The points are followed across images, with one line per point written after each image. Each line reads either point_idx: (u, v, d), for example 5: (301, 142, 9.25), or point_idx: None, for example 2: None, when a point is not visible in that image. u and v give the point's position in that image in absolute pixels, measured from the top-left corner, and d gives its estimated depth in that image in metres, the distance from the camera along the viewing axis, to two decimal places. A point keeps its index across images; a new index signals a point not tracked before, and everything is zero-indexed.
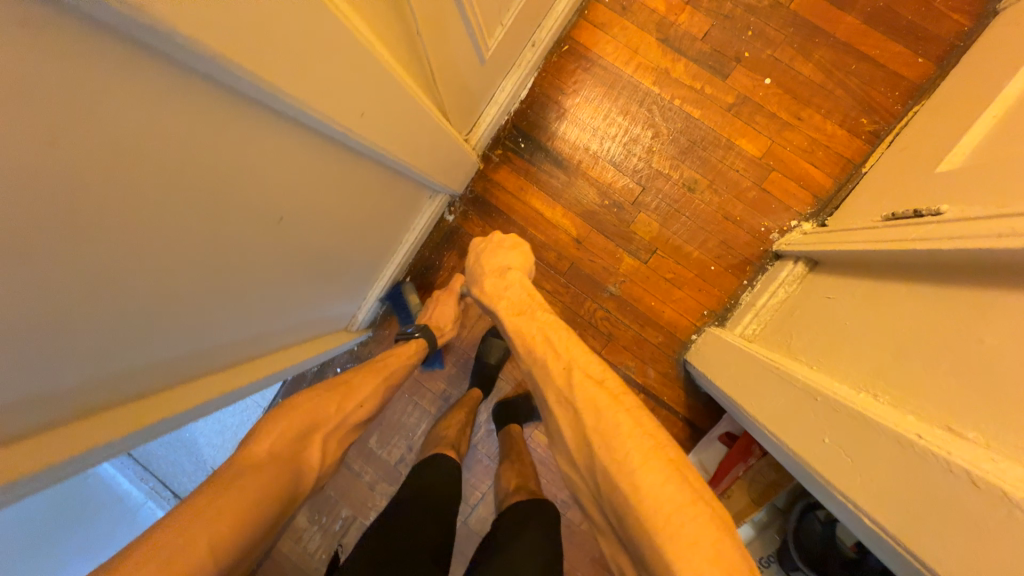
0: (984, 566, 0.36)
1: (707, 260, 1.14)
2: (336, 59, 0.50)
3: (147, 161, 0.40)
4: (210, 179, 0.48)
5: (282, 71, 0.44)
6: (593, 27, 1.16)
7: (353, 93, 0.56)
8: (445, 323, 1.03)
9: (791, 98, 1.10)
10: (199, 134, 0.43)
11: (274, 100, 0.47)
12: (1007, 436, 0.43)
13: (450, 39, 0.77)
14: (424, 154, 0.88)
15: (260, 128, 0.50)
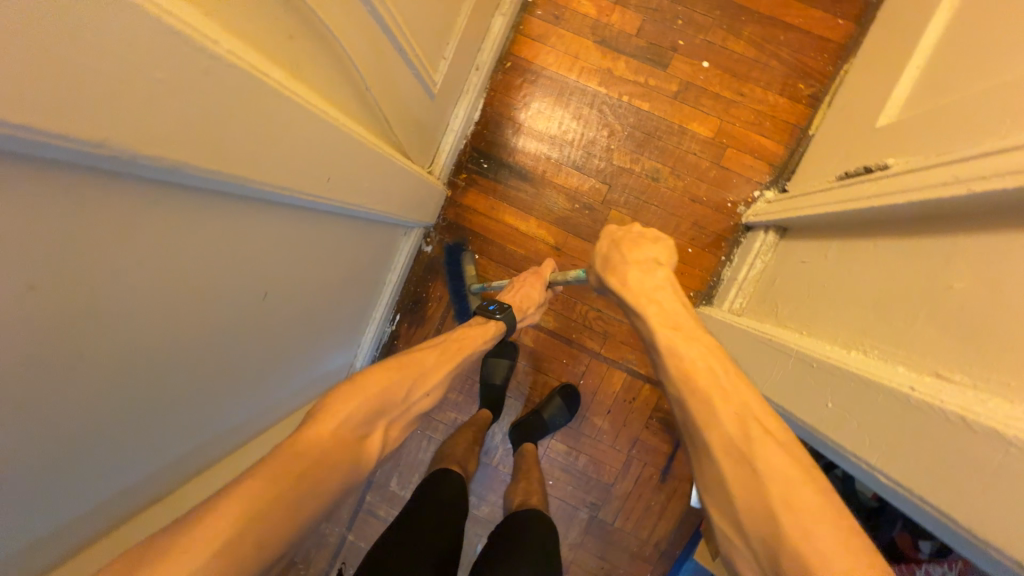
0: (990, 504, 0.39)
1: (684, 244, 1.17)
2: (295, 137, 0.50)
3: (129, 278, 0.41)
4: (190, 278, 0.49)
5: (244, 163, 0.45)
6: (530, 40, 1.18)
7: (315, 162, 0.56)
8: (533, 305, 0.95)
9: (731, 77, 1.13)
10: (176, 241, 0.44)
11: (239, 189, 0.47)
12: (992, 376, 0.46)
13: (398, 84, 0.77)
14: (394, 197, 0.88)
15: (231, 218, 0.51)
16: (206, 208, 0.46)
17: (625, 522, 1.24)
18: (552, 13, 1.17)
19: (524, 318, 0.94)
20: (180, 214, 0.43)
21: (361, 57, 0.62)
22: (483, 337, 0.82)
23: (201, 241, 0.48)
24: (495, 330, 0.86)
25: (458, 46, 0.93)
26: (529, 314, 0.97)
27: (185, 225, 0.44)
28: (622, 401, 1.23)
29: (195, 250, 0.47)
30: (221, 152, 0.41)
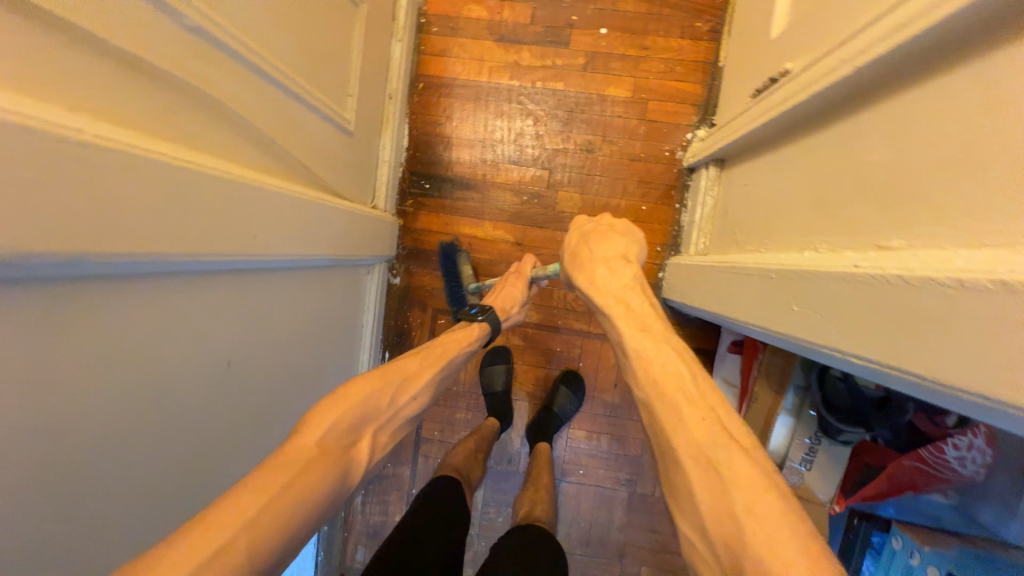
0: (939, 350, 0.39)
1: (637, 204, 1.19)
2: (199, 202, 0.51)
3: (70, 371, 0.43)
4: (130, 360, 0.49)
5: (151, 236, 0.46)
6: (434, 57, 1.20)
7: (235, 223, 0.58)
8: (512, 304, 0.94)
9: (632, 34, 1.15)
10: (110, 328, 0.47)
11: (155, 264, 0.49)
12: (924, 231, 0.46)
13: (309, 131, 0.79)
14: (339, 238, 0.90)
15: (159, 294, 0.52)
16: (133, 291, 0.48)
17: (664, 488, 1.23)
18: (448, 26, 1.20)
19: (508, 316, 0.93)
20: (104, 300, 0.45)
21: (257, 114, 0.64)
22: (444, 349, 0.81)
23: (139, 324, 0.50)
24: (478, 330, 0.85)
25: (362, 81, 0.95)
26: (513, 311, 0.96)
27: (116, 309, 0.47)
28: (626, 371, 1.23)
29: (135, 333, 0.49)
30: (123, 234, 0.43)
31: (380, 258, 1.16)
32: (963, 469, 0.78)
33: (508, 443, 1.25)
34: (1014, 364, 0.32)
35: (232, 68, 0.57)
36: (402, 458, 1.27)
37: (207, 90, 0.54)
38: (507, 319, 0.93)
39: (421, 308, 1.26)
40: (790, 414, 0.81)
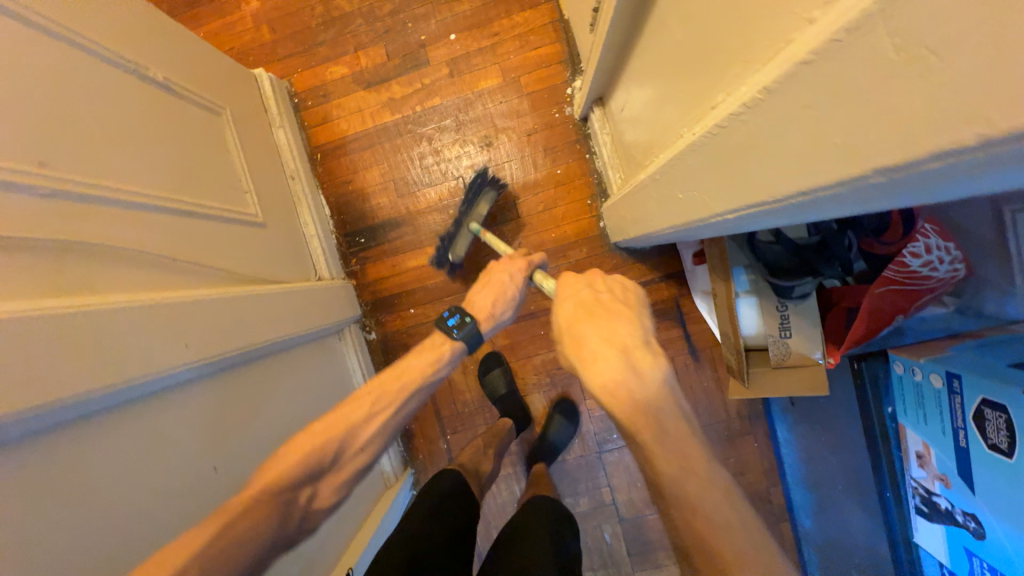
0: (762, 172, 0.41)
1: (552, 171, 1.22)
2: (116, 335, 0.56)
3: (65, 516, 0.49)
4: (109, 495, 0.53)
5: (76, 379, 0.50)
6: (320, 126, 1.27)
7: (164, 339, 0.62)
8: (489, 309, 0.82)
9: (477, 28, 1.21)
10: (89, 470, 0.52)
11: (94, 404, 0.53)
12: (730, 74, 0.48)
13: (216, 236, 0.84)
14: (290, 317, 0.94)
15: (117, 428, 0.56)
16: (98, 431, 0.54)
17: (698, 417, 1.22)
18: (319, 94, 1.26)
19: (492, 322, 0.81)
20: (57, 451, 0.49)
21: (152, 243, 0.69)
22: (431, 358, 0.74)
23: (116, 458, 0.55)
24: (453, 348, 0.77)
25: (255, 176, 1.02)
26: (504, 311, 0.83)
27: (88, 451, 0.52)
28: None
29: (116, 468, 0.55)
30: (44, 387, 0.47)
31: (347, 321, 1.20)
32: (937, 271, 0.77)
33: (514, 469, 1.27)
34: (801, 152, 0.34)
35: (107, 213, 0.63)
36: None
37: (88, 238, 0.59)
38: (493, 324, 0.82)
39: (405, 350, 1.30)
40: (750, 292, 0.82)
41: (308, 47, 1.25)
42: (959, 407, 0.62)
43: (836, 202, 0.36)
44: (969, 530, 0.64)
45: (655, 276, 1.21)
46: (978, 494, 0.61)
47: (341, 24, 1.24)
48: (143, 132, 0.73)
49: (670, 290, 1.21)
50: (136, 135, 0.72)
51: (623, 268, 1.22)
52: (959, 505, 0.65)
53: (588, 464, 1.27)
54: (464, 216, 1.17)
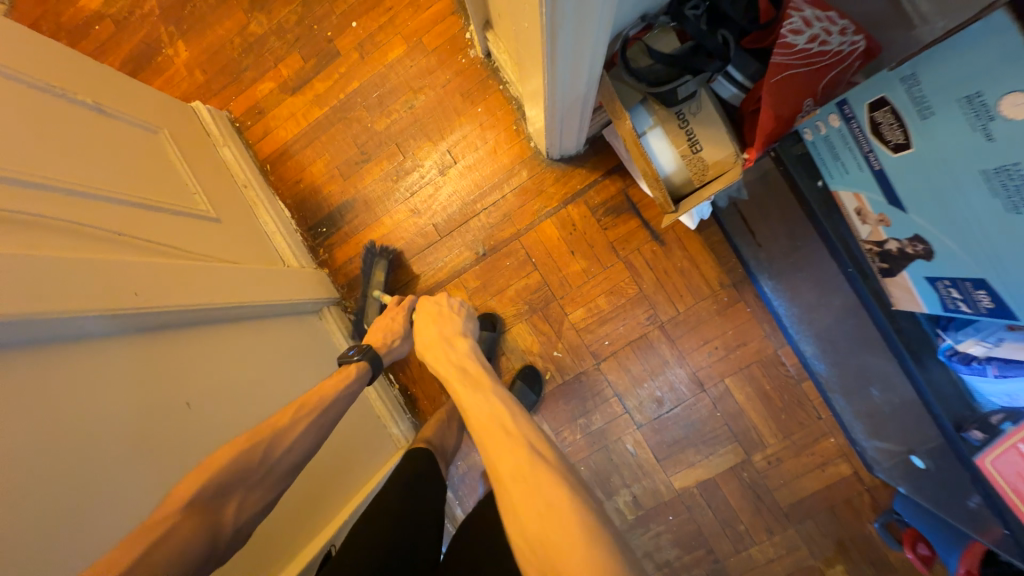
0: None
1: (474, 112, 1.28)
2: (61, 273, 0.65)
3: (23, 418, 0.55)
4: (79, 404, 0.61)
5: (24, 302, 0.59)
6: (263, 139, 1.38)
7: (104, 288, 0.69)
8: (398, 335, 0.98)
9: (373, 10, 1.31)
10: (44, 386, 0.59)
11: (50, 329, 0.61)
12: None
13: (169, 224, 0.93)
14: (252, 288, 1.00)
15: (78, 355, 0.64)
16: (49, 359, 0.61)
17: (684, 301, 1.20)
18: (255, 111, 1.39)
19: (388, 350, 0.96)
20: (24, 368, 0.57)
21: (99, 221, 0.78)
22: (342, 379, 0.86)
23: (71, 382, 0.61)
24: (356, 367, 0.89)
25: (203, 183, 1.12)
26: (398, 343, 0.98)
27: (41, 373, 0.59)
28: (572, 237, 1.24)
29: (73, 389, 0.61)
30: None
31: (324, 301, 1.26)
32: (830, 44, 0.75)
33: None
34: None
35: (47, 195, 0.72)
36: (465, 448, 1.30)
37: (26, 210, 0.67)
38: (388, 354, 0.96)
39: None
40: (658, 127, 0.83)
41: (237, 74, 1.39)
42: (860, 131, 0.60)
43: None
44: (921, 257, 0.61)
45: (597, 177, 1.22)
46: (910, 210, 0.59)
47: (260, 46, 1.37)
48: (77, 141, 0.84)
49: (618, 185, 1.21)
50: (70, 143, 0.82)
51: (566, 179, 1.24)
52: (903, 236, 0.62)
53: (591, 378, 1.24)
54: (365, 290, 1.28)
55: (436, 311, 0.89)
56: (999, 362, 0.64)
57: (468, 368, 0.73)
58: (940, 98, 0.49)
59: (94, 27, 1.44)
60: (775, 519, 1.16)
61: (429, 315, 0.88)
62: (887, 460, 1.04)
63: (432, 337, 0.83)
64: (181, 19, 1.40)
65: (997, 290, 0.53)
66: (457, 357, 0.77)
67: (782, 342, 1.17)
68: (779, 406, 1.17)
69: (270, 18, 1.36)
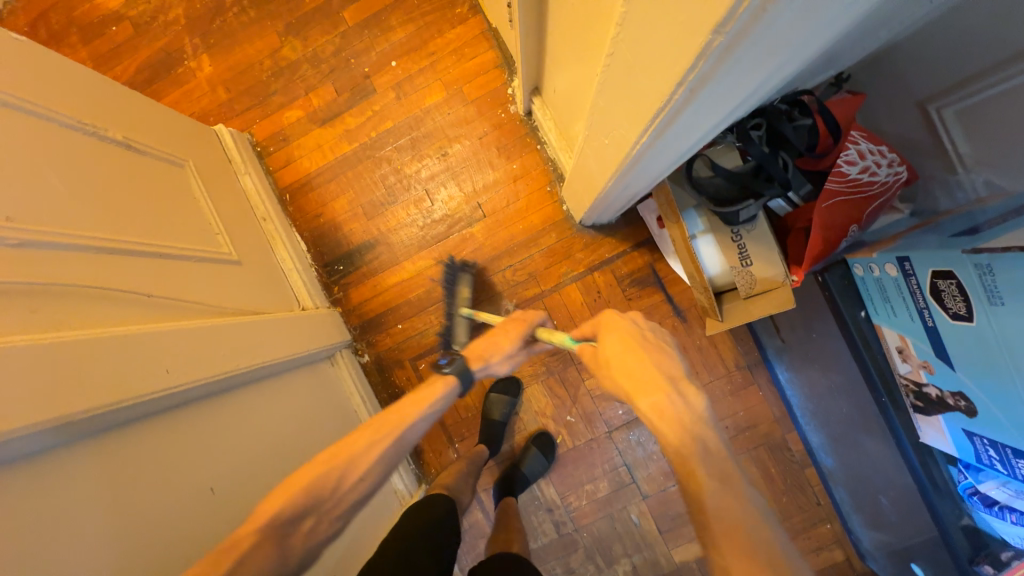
0: (647, 85, 0.46)
1: (509, 167, 1.27)
2: (98, 356, 0.61)
3: (56, 528, 0.51)
4: (109, 503, 0.57)
5: (62, 398, 0.55)
6: (285, 167, 1.33)
7: (132, 368, 0.65)
8: (499, 353, 0.92)
9: (415, 52, 1.29)
10: (74, 489, 0.54)
11: (89, 424, 0.58)
12: (600, 22, 0.53)
13: (191, 275, 0.88)
14: (271, 343, 0.96)
15: (110, 446, 0.60)
16: (81, 452, 0.57)
17: (700, 377, 1.22)
18: (279, 138, 1.33)
19: (484, 366, 0.91)
20: (58, 468, 0.54)
21: (120, 281, 0.73)
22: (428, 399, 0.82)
23: (102, 477, 0.57)
24: (446, 382, 0.86)
25: (224, 219, 1.07)
26: (498, 361, 0.93)
27: (70, 474, 0.55)
28: (596, 304, 1.24)
29: (103, 484, 0.57)
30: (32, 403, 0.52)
31: (337, 346, 1.22)
32: (879, 176, 0.78)
33: (486, 497, 1.28)
34: (666, 49, 0.39)
35: (70, 256, 0.68)
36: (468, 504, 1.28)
37: (51, 281, 0.63)
38: (483, 368, 0.90)
39: (400, 366, 1.31)
40: (707, 232, 0.85)
41: (263, 98, 1.33)
42: (918, 288, 0.63)
43: (707, 84, 0.41)
44: (961, 411, 0.64)
45: (626, 247, 1.24)
46: (959, 369, 0.62)
47: (291, 72, 1.32)
48: (104, 188, 0.79)
49: (646, 258, 1.23)
50: (98, 190, 0.78)
51: (595, 245, 1.25)
52: (946, 388, 0.65)
53: (600, 445, 1.24)
54: (450, 307, 1.20)
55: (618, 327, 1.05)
56: (1018, 511, 0.67)
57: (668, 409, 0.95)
58: (1010, 293, 0.51)
59: (110, 28, 1.35)
60: None
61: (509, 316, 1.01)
62: (882, 555, 1.08)
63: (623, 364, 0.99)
64: (208, 33, 1.34)
65: None
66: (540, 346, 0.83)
67: (789, 428, 1.20)
68: (781, 488, 1.21)
69: (305, 46, 1.32)
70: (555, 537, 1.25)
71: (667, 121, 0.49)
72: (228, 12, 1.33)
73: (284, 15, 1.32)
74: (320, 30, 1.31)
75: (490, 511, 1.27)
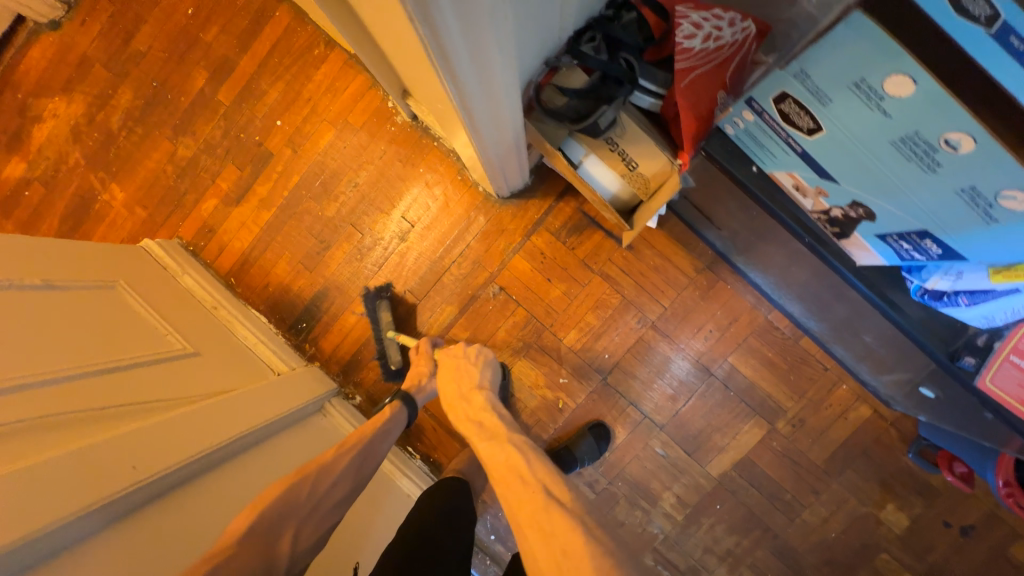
0: (412, 29, 0.48)
1: (417, 172, 1.30)
2: (61, 471, 0.64)
3: None
4: None
5: (29, 520, 0.57)
6: (220, 255, 1.38)
7: (95, 475, 0.67)
8: (425, 376, 1.14)
9: (292, 105, 1.33)
10: None
11: (66, 532, 0.60)
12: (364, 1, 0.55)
13: (148, 378, 0.93)
14: (250, 412, 1.00)
15: (98, 548, 0.63)
16: (66, 565, 0.59)
17: (665, 294, 1.22)
18: (206, 229, 1.39)
19: (419, 387, 1.13)
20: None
21: (77, 405, 0.77)
22: (376, 422, 0.95)
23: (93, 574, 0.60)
24: (392, 409, 1.02)
25: (173, 318, 1.11)
26: (427, 382, 1.14)
27: None
28: (544, 265, 1.26)
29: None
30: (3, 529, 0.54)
31: (324, 397, 1.25)
32: (724, 37, 0.77)
33: None
34: None
35: (14, 395, 0.71)
36: (501, 498, 1.29)
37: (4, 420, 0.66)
38: (419, 391, 1.12)
39: (391, 393, 1.33)
40: (592, 152, 0.86)
41: (178, 201, 1.39)
42: (774, 122, 0.63)
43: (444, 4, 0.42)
44: (865, 219, 0.64)
45: (551, 202, 1.25)
46: (840, 181, 0.62)
47: (192, 168, 1.38)
48: (33, 328, 0.83)
49: (572, 204, 1.24)
50: (26, 335, 0.81)
51: (522, 212, 1.26)
52: (844, 204, 0.65)
53: (602, 395, 1.25)
54: (377, 333, 1.28)
55: (456, 364, 1.10)
56: (965, 293, 0.66)
57: (485, 422, 0.91)
58: (832, 88, 0.51)
59: (24, 193, 1.42)
60: (815, 479, 1.18)
61: (448, 365, 1.09)
62: (901, 393, 1.06)
63: (454, 392, 1.02)
64: (109, 162, 1.40)
65: (940, 236, 0.56)
66: (477, 411, 0.95)
67: (769, 308, 1.19)
68: (786, 369, 1.19)
69: (196, 140, 1.37)
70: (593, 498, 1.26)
71: (438, 51, 0.51)
72: (118, 136, 1.39)
73: (168, 119, 1.38)
74: (204, 119, 1.36)
75: (526, 497, 1.28)
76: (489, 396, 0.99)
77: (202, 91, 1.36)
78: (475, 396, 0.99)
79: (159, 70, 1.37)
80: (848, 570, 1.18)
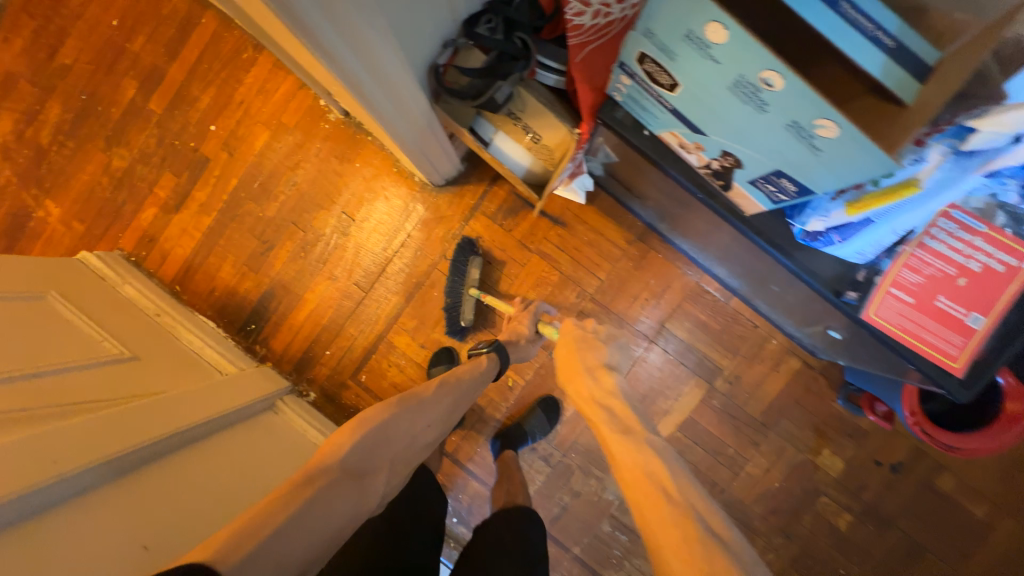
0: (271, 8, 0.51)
1: (354, 167, 1.32)
2: None
3: None
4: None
5: None
6: (163, 263, 1.38)
7: (14, 470, 0.66)
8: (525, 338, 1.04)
9: (225, 109, 1.34)
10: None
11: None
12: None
13: (78, 382, 0.92)
14: (192, 409, 1.00)
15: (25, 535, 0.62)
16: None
17: (602, 267, 1.27)
18: (147, 238, 1.38)
19: (512, 345, 1.03)
20: None
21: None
22: (472, 370, 0.90)
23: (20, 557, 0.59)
24: (487, 358, 0.96)
25: (109, 325, 1.11)
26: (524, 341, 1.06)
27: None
28: (484, 247, 1.29)
29: (38, 562, 0.60)
30: None
31: (275, 394, 1.25)
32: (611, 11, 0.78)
33: (474, 466, 1.31)
34: None
35: None
36: (461, 479, 1.31)
37: None
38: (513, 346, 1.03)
39: (345, 386, 1.34)
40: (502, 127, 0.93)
41: (116, 212, 1.38)
42: (644, 83, 0.68)
43: None
44: (735, 167, 0.69)
45: (485, 186, 1.29)
46: (707, 132, 0.67)
47: (128, 178, 1.38)
48: None
49: (505, 186, 1.28)
50: None
51: (458, 198, 1.30)
52: (717, 155, 0.70)
53: (551, 369, 1.28)
54: (456, 285, 1.26)
55: (579, 339, 0.84)
56: (836, 230, 0.73)
57: (615, 407, 0.70)
58: (673, 43, 0.56)
59: None
60: (755, 431, 1.24)
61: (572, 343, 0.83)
62: (822, 342, 1.12)
63: (576, 368, 0.78)
64: (42, 179, 1.39)
65: (789, 173, 0.62)
66: (600, 394, 0.72)
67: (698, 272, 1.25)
68: (718, 329, 1.25)
69: (130, 150, 1.37)
70: (549, 471, 1.29)
71: (301, 29, 0.54)
72: (49, 152, 1.39)
73: (100, 131, 1.38)
74: (137, 129, 1.37)
75: (484, 476, 1.31)
76: (618, 382, 0.75)
77: (133, 101, 1.36)
78: (580, 379, 0.76)
79: (87, 83, 1.37)
80: (793, 516, 1.23)
